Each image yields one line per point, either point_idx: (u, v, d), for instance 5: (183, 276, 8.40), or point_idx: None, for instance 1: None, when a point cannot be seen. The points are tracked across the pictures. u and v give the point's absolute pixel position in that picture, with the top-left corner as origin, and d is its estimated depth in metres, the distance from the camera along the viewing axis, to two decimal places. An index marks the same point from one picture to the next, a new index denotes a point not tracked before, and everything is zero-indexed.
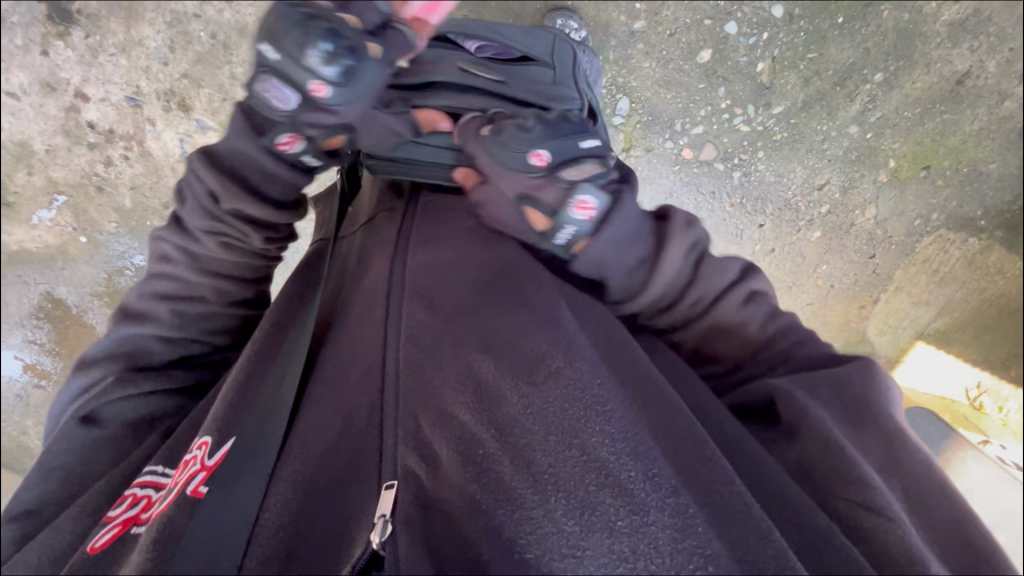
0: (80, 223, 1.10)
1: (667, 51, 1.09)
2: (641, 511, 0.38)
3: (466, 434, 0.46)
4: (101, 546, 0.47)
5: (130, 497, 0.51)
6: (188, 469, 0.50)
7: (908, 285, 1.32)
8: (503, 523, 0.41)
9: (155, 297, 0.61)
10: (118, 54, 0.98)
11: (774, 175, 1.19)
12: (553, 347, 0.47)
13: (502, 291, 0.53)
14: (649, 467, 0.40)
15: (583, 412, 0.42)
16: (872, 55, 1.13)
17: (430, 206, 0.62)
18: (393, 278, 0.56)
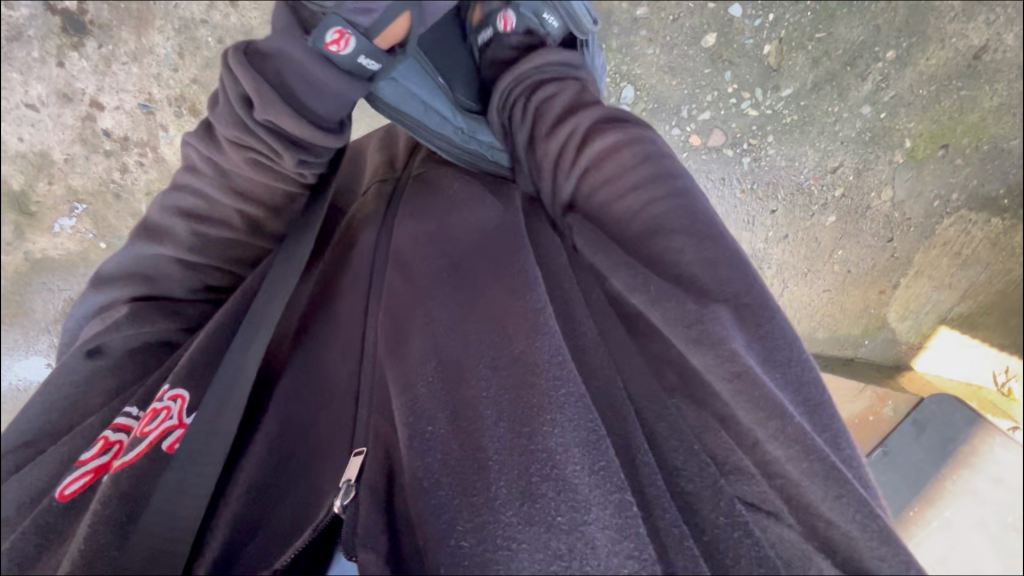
0: (100, 230, 1.13)
1: (671, 37, 1.08)
2: (582, 509, 0.38)
3: (421, 410, 0.44)
4: (71, 494, 0.48)
5: (101, 441, 0.51)
6: (160, 422, 0.50)
7: (929, 268, 1.29)
8: (445, 505, 0.40)
9: (178, 212, 0.59)
10: (130, 62, 1.01)
11: (784, 160, 1.17)
12: (521, 330, 0.47)
13: (480, 268, 0.52)
14: (595, 460, 0.40)
15: (541, 400, 0.43)
16: (883, 32, 1.10)
17: (414, 190, 0.61)
18: (380, 254, 0.56)
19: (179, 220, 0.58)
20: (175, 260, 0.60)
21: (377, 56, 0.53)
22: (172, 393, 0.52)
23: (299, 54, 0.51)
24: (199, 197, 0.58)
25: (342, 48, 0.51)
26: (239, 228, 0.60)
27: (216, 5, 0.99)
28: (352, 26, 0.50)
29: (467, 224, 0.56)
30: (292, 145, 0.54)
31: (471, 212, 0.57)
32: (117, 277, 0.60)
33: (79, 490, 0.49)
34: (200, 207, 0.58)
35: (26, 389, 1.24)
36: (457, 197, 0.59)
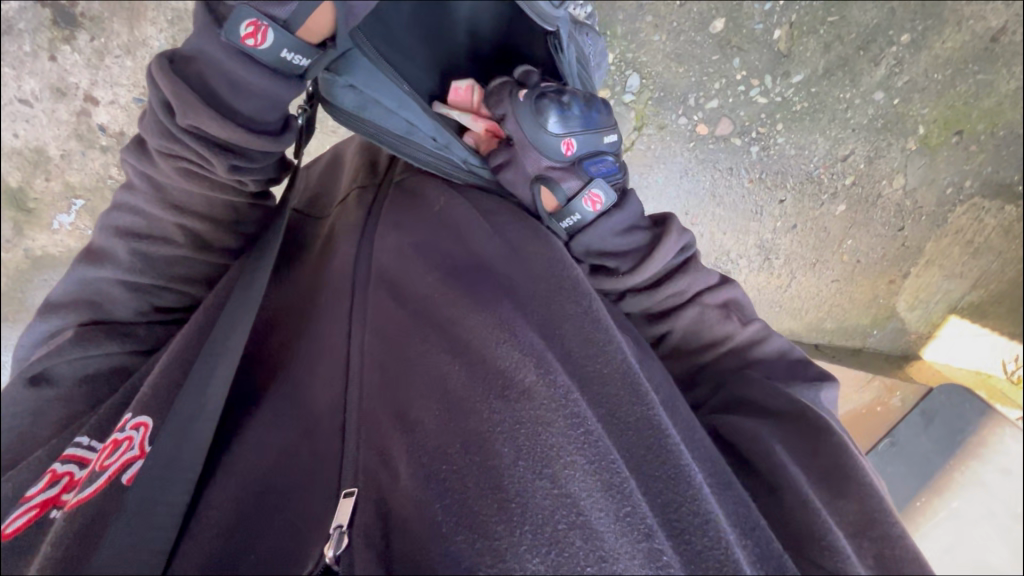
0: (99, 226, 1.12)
1: (678, 23, 1.05)
2: (612, 559, 0.36)
3: (427, 447, 0.42)
4: (13, 533, 0.44)
5: (49, 474, 0.47)
6: (123, 453, 0.47)
7: (940, 257, 1.27)
8: (464, 553, 0.36)
9: (118, 233, 0.57)
10: (123, 55, 0.99)
11: (794, 148, 1.14)
12: (529, 357, 0.44)
13: (478, 290, 0.50)
14: (621, 504, 0.38)
15: (558, 438, 0.40)
16: (898, 15, 1.06)
17: (397, 201, 0.59)
18: (363, 274, 0.54)
19: (120, 242, 0.57)
20: (120, 281, 0.57)
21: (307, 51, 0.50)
22: (134, 421, 0.49)
23: (217, 54, 0.48)
24: (143, 216, 0.57)
25: (258, 41, 0.48)
26: (184, 245, 0.58)
27: None
28: (265, 17, 0.47)
29: (458, 241, 0.54)
30: (220, 147, 0.52)
31: (461, 228, 0.55)
32: (65, 302, 0.58)
33: (22, 528, 0.44)
34: (141, 226, 0.57)
35: None
36: (444, 212, 0.57)
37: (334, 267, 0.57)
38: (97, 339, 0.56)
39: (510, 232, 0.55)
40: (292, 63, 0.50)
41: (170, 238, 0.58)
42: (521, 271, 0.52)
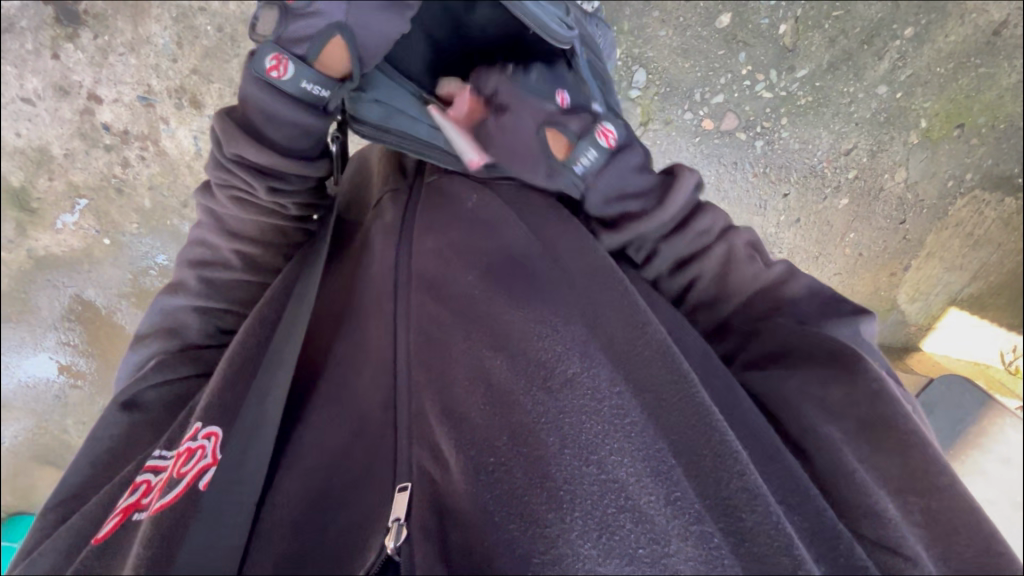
0: (103, 226, 1.11)
1: (684, 18, 1.05)
2: (663, 540, 0.38)
3: (473, 439, 0.44)
4: (106, 537, 0.47)
5: (136, 484, 0.51)
6: (196, 460, 0.48)
7: (941, 249, 1.21)
8: (517, 539, 0.39)
9: (191, 264, 0.69)
10: (127, 53, 0.98)
11: (798, 143, 1.15)
12: (573, 352, 0.46)
13: (516, 290, 0.51)
14: (670, 490, 0.39)
15: (602, 428, 0.42)
16: (901, 9, 1.08)
17: (431, 204, 0.59)
18: (404, 272, 0.55)
19: (192, 271, 0.68)
20: (192, 308, 0.68)
21: (320, 79, 0.56)
22: (206, 431, 0.50)
23: (251, 90, 0.56)
24: (209, 252, 0.68)
25: (281, 73, 0.55)
26: (241, 268, 0.68)
27: None
28: (287, 52, 0.54)
29: (493, 237, 0.55)
30: (262, 172, 0.60)
31: (494, 225, 0.55)
32: (151, 334, 0.69)
33: (110, 533, 0.47)
34: (206, 256, 0.68)
35: (36, 385, 1.25)
36: (478, 210, 0.57)
37: (375, 269, 0.57)
38: (171, 360, 0.66)
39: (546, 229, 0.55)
40: (312, 93, 0.56)
41: (228, 262, 0.67)
42: (558, 267, 0.52)
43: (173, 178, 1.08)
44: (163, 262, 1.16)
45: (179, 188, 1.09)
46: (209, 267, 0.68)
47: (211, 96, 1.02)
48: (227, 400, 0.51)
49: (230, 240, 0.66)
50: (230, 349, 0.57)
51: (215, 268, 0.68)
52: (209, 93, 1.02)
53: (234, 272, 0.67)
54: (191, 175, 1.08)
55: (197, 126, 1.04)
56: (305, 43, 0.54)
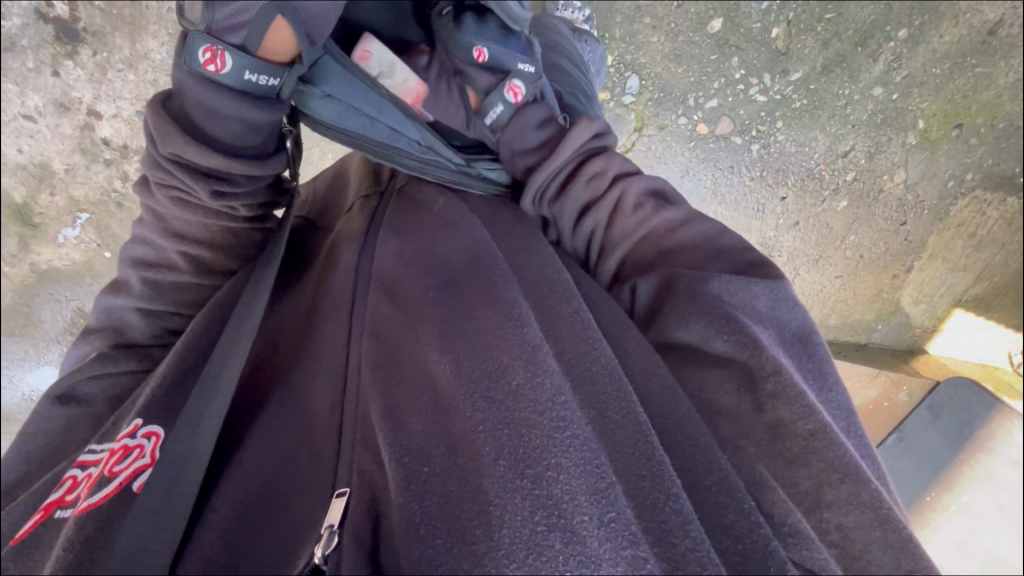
0: (104, 239, 1.13)
1: (676, 24, 1.06)
2: (593, 565, 0.31)
3: (410, 444, 0.39)
4: (23, 536, 0.45)
5: (62, 479, 0.49)
6: (132, 459, 0.48)
7: (943, 250, 1.26)
8: (439, 556, 0.33)
9: (133, 263, 0.62)
10: (126, 69, 1.00)
11: (794, 146, 1.15)
12: (519, 357, 0.41)
13: (471, 292, 0.47)
14: (605, 509, 0.33)
15: (542, 438, 0.36)
16: (895, 10, 1.07)
17: (399, 211, 0.58)
18: (364, 279, 0.53)
19: (134, 273, 0.61)
20: (136, 308, 0.62)
21: (268, 69, 0.47)
22: (146, 430, 0.50)
23: (188, 85, 0.47)
24: (151, 249, 0.60)
25: (220, 66, 0.45)
26: (187, 270, 0.61)
27: None
28: (222, 42, 0.44)
29: (453, 242, 0.52)
30: (207, 175, 0.52)
31: (455, 230, 0.53)
32: (95, 331, 0.63)
33: (30, 532, 0.45)
34: (149, 256, 0.61)
35: (38, 399, 1.26)
36: (442, 216, 0.56)
37: (338, 275, 0.56)
38: (113, 359, 0.60)
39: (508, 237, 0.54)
40: (259, 84, 0.48)
41: (173, 265, 0.61)
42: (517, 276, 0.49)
43: None
44: None
45: None
46: (153, 268, 0.61)
47: None
48: (179, 396, 0.52)
49: (175, 243, 0.59)
50: (184, 334, 0.57)
51: (159, 270, 0.61)
52: None
53: (180, 274, 0.61)
54: None
55: None
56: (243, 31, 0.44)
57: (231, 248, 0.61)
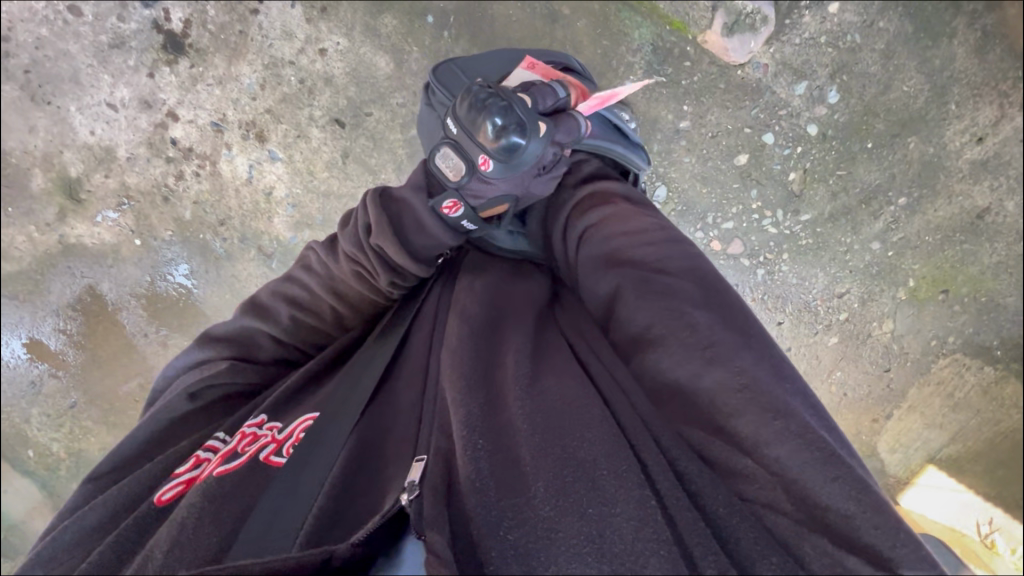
0: (139, 227, 1.17)
1: (708, 151, 1.18)
2: (611, 503, 0.43)
3: (466, 417, 0.50)
4: (168, 500, 0.53)
5: (195, 458, 0.58)
6: (258, 441, 0.57)
7: (921, 404, 1.32)
8: (490, 504, 0.44)
9: (285, 300, 0.74)
10: (214, 84, 1.09)
11: (796, 278, 1.24)
12: (559, 367, 0.56)
13: (519, 319, 0.63)
14: (619, 465, 0.46)
15: (571, 418, 0.49)
16: (898, 180, 1.20)
17: (475, 261, 0.75)
18: (442, 306, 0.69)
19: (285, 308, 0.73)
20: (272, 337, 0.74)
21: (477, 220, 0.73)
22: (269, 423, 0.60)
23: (415, 202, 0.72)
24: (307, 294, 0.74)
25: (454, 212, 0.71)
26: (331, 321, 0.75)
27: (306, 51, 1.09)
28: (466, 202, 0.71)
29: (512, 286, 0.70)
30: (390, 269, 0.70)
31: (516, 280, 0.71)
32: (221, 339, 0.74)
33: (174, 497, 0.54)
34: (304, 299, 0.74)
35: (15, 367, 1.24)
36: (506, 269, 0.73)
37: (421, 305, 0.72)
38: (241, 369, 0.71)
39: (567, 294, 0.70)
40: (466, 229, 0.73)
41: (321, 314, 0.74)
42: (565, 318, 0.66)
43: (218, 197, 1.16)
44: (181, 273, 1.21)
45: (221, 208, 1.17)
46: (301, 310, 0.74)
47: (276, 134, 1.12)
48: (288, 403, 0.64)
49: (334, 299, 0.73)
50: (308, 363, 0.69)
51: (307, 313, 0.74)
52: (275, 131, 1.12)
53: (324, 323, 0.74)
54: (236, 199, 1.16)
55: (255, 157, 1.13)
56: (474, 203, 0.71)
57: (369, 314, 0.75)
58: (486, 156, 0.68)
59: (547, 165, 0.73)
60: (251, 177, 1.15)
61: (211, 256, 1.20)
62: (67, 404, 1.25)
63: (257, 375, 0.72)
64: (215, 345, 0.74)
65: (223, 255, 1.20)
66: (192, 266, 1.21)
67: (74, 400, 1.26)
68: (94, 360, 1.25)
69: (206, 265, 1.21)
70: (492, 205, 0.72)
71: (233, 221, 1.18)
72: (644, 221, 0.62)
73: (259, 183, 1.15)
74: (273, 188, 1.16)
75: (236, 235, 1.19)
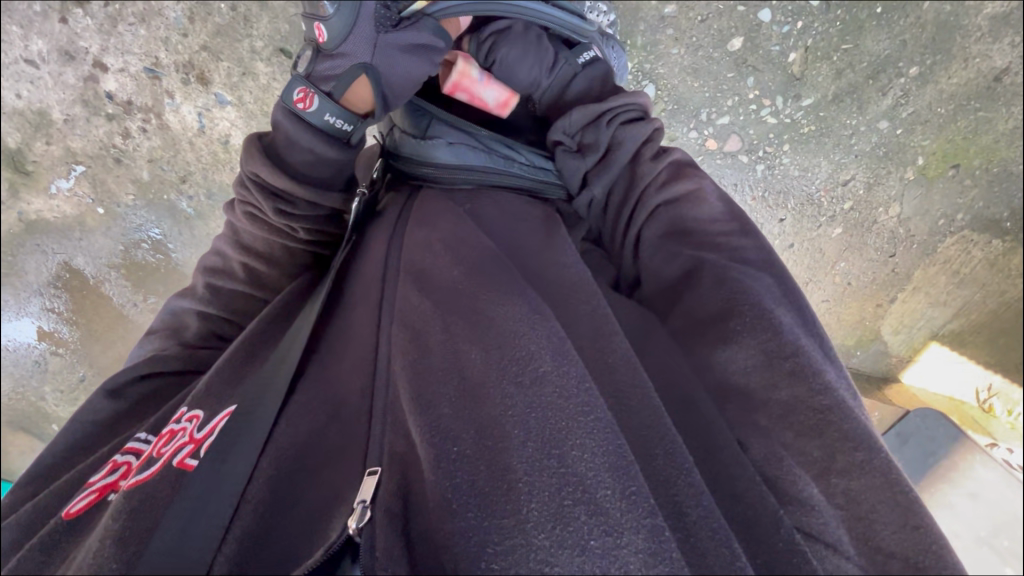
0: (98, 194, 1.10)
1: (697, 38, 1.06)
2: (616, 533, 0.40)
3: (443, 428, 0.47)
4: (77, 512, 0.51)
5: (111, 464, 0.55)
6: (175, 440, 0.53)
7: (926, 284, 1.30)
8: (473, 528, 0.42)
9: (206, 270, 0.78)
10: (137, 23, 0.97)
11: (798, 170, 1.17)
12: (547, 347, 0.50)
13: (493, 283, 0.56)
14: (626, 485, 0.43)
15: (567, 422, 0.45)
16: (909, 48, 1.09)
17: (423, 204, 0.67)
18: (390, 266, 0.62)
19: (204, 278, 0.77)
20: (195, 311, 0.75)
21: (344, 110, 0.67)
22: (189, 414, 0.56)
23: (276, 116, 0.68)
24: (220, 259, 0.77)
25: (307, 104, 0.66)
26: (246, 279, 0.76)
27: None
28: (315, 88, 0.66)
29: (478, 236, 0.61)
30: (275, 196, 0.70)
31: (482, 228, 0.63)
32: (157, 330, 0.77)
33: (83, 510, 0.51)
34: (218, 264, 0.77)
35: (14, 350, 1.22)
36: (468, 212, 0.65)
37: (369, 260, 0.65)
38: (161, 357, 0.70)
39: (530, 239, 0.63)
40: (335, 124, 0.68)
41: (233, 273, 0.76)
42: (548, 275, 0.59)
43: (173, 152, 1.08)
44: (157, 236, 1.16)
45: (179, 163, 1.09)
46: (216, 276, 0.77)
47: (219, 75, 1.02)
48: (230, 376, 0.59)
49: (240, 253, 0.75)
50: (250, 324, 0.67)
51: (220, 277, 0.76)
52: (217, 71, 1.01)
53: (240, 283, 0.75)
54: (192, 152, 1.08)
55: (202, 103, 1.04)
56: (329, 85, 0.66)
57: (288, 265, 0.76)
58: (317, 25, 0.64)
59: (378, 15, 0.65)
60: (203, 127, 1.06)
61: (181, 217, 1.14)
62: (76, 379, 1.26)
63: (190, 353, 0.72)
64: (149, 339, 0.76)
65: (193, 214, 1.14)
66: (163, 229, 1.15)
67: (82, 375, 1.26)
68: (90, 334, 1.24)
69: (177, 226, 1.15)
70: (344, 86, 0.66)
71: (195, 176, 1.11)
72: (708, 204, 0.63)
73: (213, 132, 1.06)
74: (229, 136, 1.07)
75: (202, 192, 1.12)
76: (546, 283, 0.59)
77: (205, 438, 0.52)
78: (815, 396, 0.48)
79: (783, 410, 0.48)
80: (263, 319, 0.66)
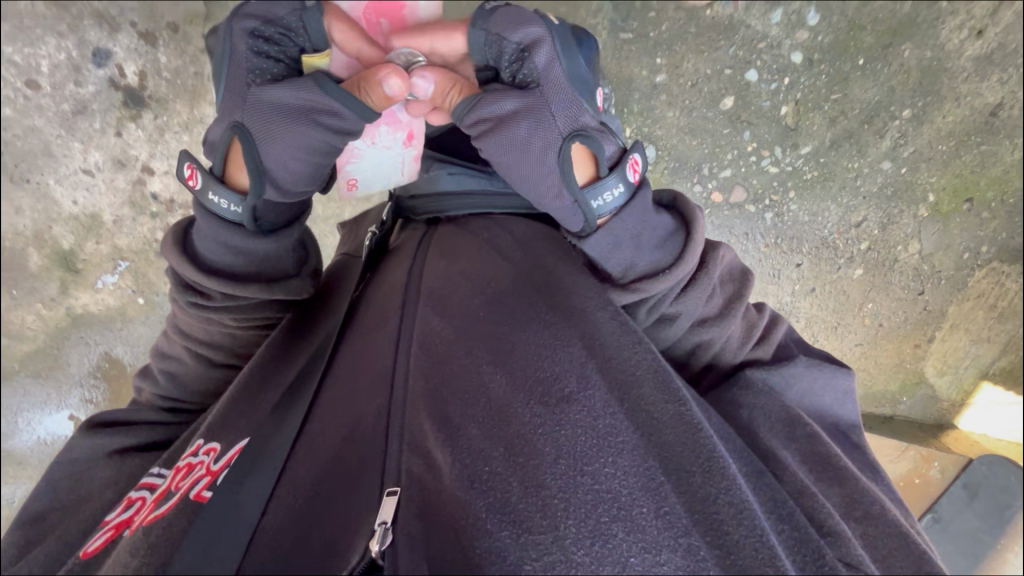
0: (140, 286, 1.18)
1: (689, 101, 1.13)
2: (654, 549, 0.41)
3: (470, 449, 0.47)
4: (92, 552, 0.54)
5: (128, 500, 0.58)
6: (193, 473, 0.55)
7: (965, 322, 1.24)
8: (508, 548, 0.41)
9: (160, 355, 0.76)
10: (182, 131, 1.09)
11: (807, 215, 1.19)
12: (571, 370, 0.51)
13: (515, 311, 0.57)
14: (660, 503, 0.43)
15: (596, 442, 0.46)
16: (898, 93, 1.13)
17: (443, 238, 0.70)
18: (411, 290, 0.63)
19: (161, 368, 0.75)
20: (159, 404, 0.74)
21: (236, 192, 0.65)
22: (207, 447, 0.58)
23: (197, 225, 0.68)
24: (172, 352, 0.74)
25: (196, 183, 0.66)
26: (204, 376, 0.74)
27: None
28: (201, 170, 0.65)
29: (499, 263, 0.64)
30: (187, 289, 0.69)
31: (501, 253, 0.65)
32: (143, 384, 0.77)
33: (99, 548, 0.54)
34: (170, 357, 0.75)
35: (52, 443, 1.25)
36: (484, 238, 0.67)
37: (388, 287, 0.67)
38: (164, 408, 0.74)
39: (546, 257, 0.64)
40: (223, 206, 0.65)
41: (191, 370, 0.74)
42: (578, 290, 0.59)
43: None
44: None
45: None
46: (173, 369, 0.74)
47: None
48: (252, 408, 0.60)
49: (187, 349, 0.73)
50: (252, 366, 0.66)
51: (178, 371, 0.74)
52: None
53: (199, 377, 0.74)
54: None
55: None
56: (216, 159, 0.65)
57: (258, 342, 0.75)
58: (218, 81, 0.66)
59: (253, 67, 0.63)
60: None
61: None
62: None
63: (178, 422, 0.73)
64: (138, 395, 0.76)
65: None
66: None
67: None
68: None
69: None
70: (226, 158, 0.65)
71: None
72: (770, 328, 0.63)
73: None
74: None
75: None
76: (569, 298, 0.58)
77: (222, 470, 0.52)
78: (833, 457, 0.54)
79: (800, 457, 0.54)
80: (261, 358, 0.66)
